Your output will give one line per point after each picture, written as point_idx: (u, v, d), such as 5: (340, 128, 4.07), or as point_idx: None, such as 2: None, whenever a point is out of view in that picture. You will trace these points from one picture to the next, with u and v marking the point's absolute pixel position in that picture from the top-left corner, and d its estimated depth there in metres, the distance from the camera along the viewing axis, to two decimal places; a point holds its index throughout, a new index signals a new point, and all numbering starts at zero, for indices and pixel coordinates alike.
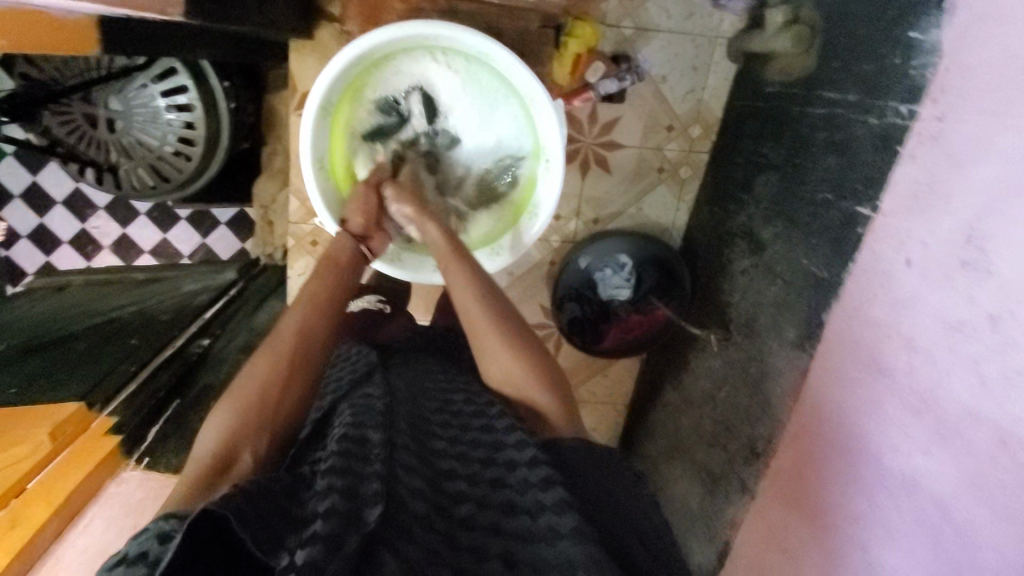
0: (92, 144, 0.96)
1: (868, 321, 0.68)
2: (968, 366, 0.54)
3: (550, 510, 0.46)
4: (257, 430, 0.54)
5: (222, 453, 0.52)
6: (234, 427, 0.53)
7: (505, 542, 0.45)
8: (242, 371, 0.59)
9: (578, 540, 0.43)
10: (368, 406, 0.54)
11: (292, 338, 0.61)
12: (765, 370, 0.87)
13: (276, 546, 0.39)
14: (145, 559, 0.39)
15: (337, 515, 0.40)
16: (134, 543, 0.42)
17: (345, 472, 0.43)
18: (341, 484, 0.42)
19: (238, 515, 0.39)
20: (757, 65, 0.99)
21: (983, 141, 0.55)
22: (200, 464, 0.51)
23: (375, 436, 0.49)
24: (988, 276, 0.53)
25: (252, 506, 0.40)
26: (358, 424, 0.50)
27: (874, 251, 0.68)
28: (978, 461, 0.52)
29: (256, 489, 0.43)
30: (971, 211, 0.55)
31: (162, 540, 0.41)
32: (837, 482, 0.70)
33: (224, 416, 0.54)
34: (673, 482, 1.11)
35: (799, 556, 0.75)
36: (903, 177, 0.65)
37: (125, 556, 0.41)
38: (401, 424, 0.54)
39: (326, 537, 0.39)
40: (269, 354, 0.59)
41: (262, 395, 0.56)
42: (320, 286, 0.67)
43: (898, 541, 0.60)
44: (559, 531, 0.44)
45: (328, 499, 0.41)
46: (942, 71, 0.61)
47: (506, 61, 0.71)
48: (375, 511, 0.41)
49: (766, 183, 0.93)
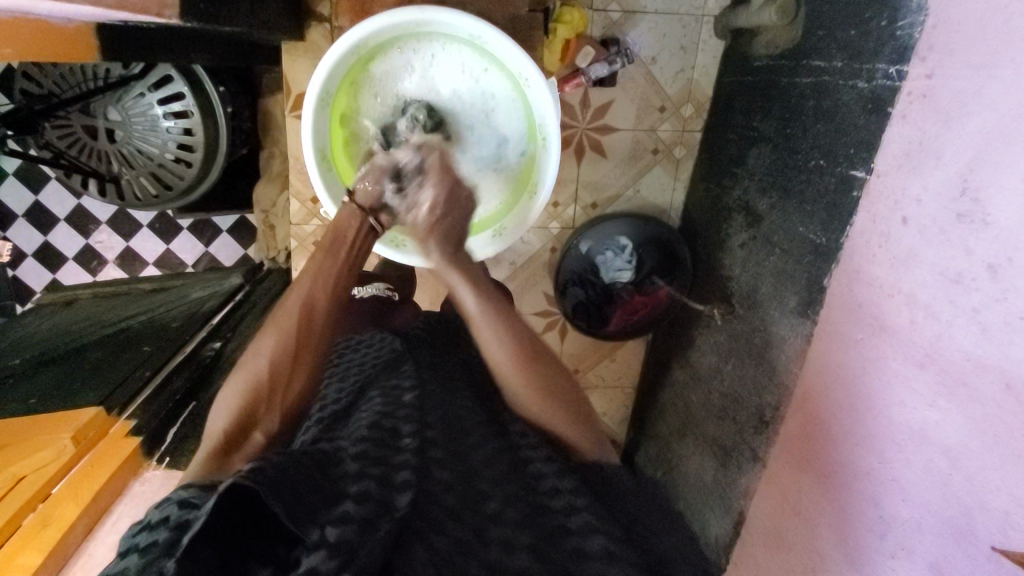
0: (93, 155, 0.98)
1: (867, 282, 0.69)
2: (969, 316, 0.55)
3: (576, 533, 0.46)
4: (269, 409, 0.56)
5: (234, 429, 0.54)
6: (246, 408, 0.55)
7: (533, 538, 0.45)
8: (252, 343, 0.60)
9: (611, 563, 0.44)
10: (396, 397, 0.55)
11: (298, 313, 0.60)
12: (769, 339, 0.88)
13: (308, 521, 0.40)
14: (166, 523, 0.40)
15: (371, 500, 0.42)
16: (156, 511, 0.43)
17: (377, 460, 0.46)
18: (373, 471, 0.44)
19: (271, 489, 0.40)
20: (745, 39, 1.00)
21: (972, 93, 0.56)
22: (214, 441, 0.53)
23: (408, 428, 0.50)
24: (984, 225, 0.53)
25: (281, 481, 0.41)
26: (389, 415, 0.52)
27: (870, 213, 0.69)
28: (984, 406, 0.53)
29: (280, 463, 0.43)
30: (963, 164, 0.56)
31: (182, 506, 0.42)
32: (847, 443, 0.71)
33: (237, 400, 0.55)
34: (686, 458, 1.12)
35: (814, 517, 0.77)
36: (896, 137, 0.65)
37: (148, 521, 0.42)
38: (431, 415, 0.54)
39: (359, 519, 0.40)
40: (278, 327, 0.59)
41: (271, 373, 0.57)
42: (325, 260, 0.67)
43: (909, 492, 0.62)
44: (611, 553, 0.44)
45: (361, 483, 0.43)
46: (929, 29, 0.61)
47: (498, 41, 0.72)
48: (404, 497, 0.43)
49: (759, 155, 0.94)
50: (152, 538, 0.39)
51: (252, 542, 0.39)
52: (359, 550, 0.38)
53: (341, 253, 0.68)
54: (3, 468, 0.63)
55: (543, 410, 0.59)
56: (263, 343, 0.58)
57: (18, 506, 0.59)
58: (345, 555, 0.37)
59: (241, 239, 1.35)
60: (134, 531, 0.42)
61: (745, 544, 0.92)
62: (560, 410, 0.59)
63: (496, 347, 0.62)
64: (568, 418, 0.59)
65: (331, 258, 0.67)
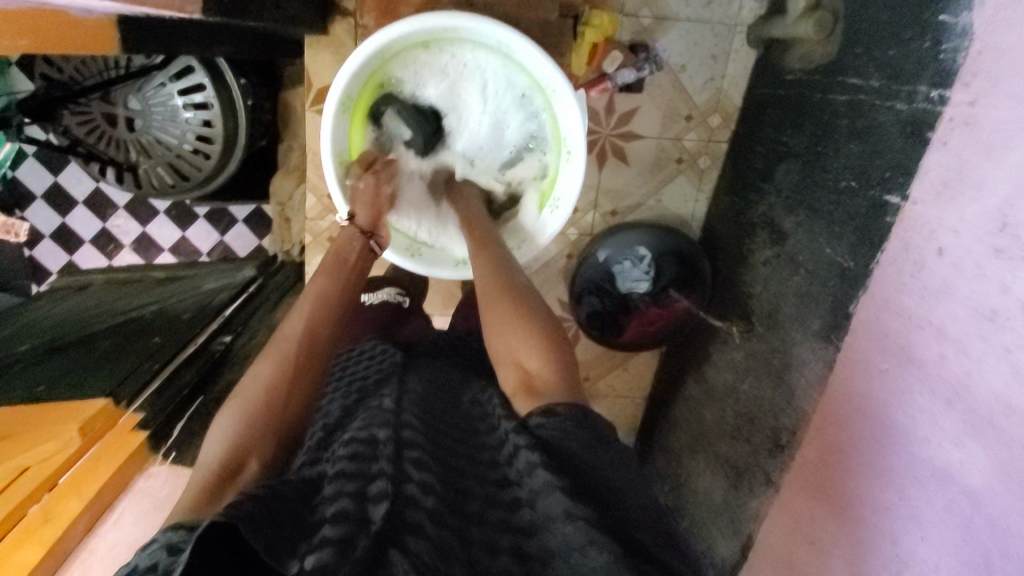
0: (112, 144, 0.97)
1: (896, 311, 0.67)
2: (1000, 355, 0.53)
3: (545, 492, 0.45)
4: (263, 436, 0.53)
5: (227, 462, 0.50)
6: (241, 434, 0.52)
7: (515, 537, 0.44)
8: (248, 370, 0.60)
9: (571, 521, 0.43)
10: (376, 407, 0.53)
11: (300, 335, 0.62)
12: (789, 363, 0.86)
13: (288, 554, 0.38)
14: (155, 570, 0.38)
15: (347, 520, 0.40)
16: (142, 556, 0.40)
17: (354, 475, 0.43)
18: (349, 488, 0.42)
19: (250, 523, 0.38)
20: (778, 50, 0.97)
21: (1016, 126, 0.53)
22: (204, 473, 0.49)
23: (385, 434, 0.48)
24: (1023, 264, 0.51)
25: (264, 510, 0.40)
26: (367, 426, 0.49)
27: (903, 240, 0.66)
28: (1012, 453, 0.51)
29: (269, 493, 0.42)
30: (1004, 197, 0.53)
31: (172, 551, 0.39)
32: (867, 475, 0.69)
33: (234, 428, 0.53)
34: (696, 475, 1.10)
35: (827, 549, 0.75)
36: (934, 163, 0.63)
37: (135, 567, 0.39)
38: (410, 416, 0.52)
39: (336, 541, 0.38)
40: (275, 352, 0.60)
41: (267, 403, 0.55)
42: (325, 281, 0.70)
43: (928, 532, 0.59)
44: (565, 513, 0.43)
45: (337, 504, 0.41)
46: (974, 55, 0.59)
47: (527, 51, 0.70)
48: (381, 508, 0.40)
49: (788, 171, 0.91)
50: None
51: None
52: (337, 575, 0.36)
53: (341, 276, 0.71)
54: (6, 458, 0.61)
55: (524, 346, 0.63)
56: (262, 371, 0.58)
57: (22, 496, 0.58)
58: None
59: (257, 230, 1.35)
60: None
61: (754, 567, 0.90)
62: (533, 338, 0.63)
63: (489, 281, 0.70)
64: (548, 353, 0.61)
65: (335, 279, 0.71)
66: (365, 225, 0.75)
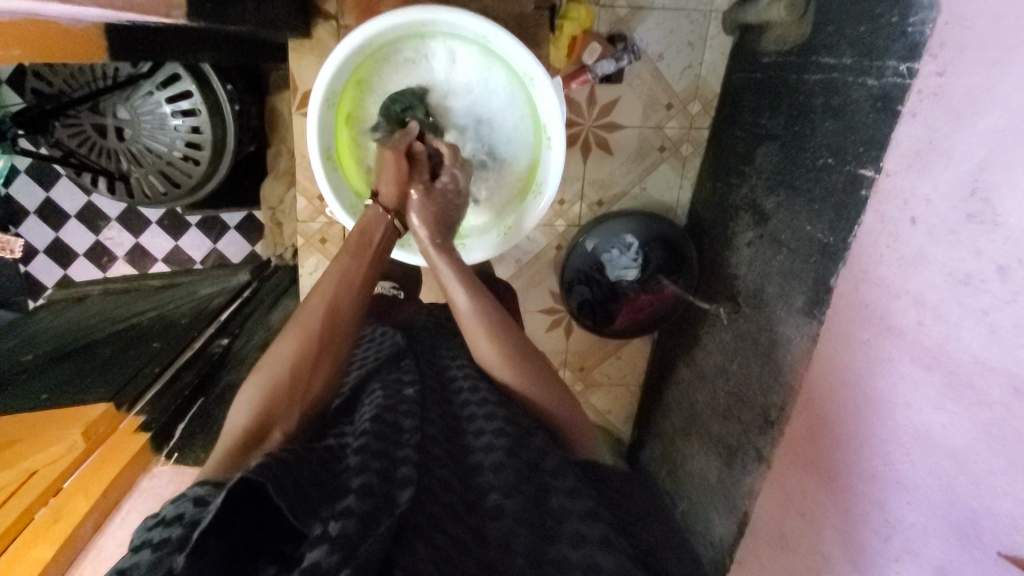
0: (104, 154, 0.99)
1: (875, 281, 0.68)
2: (977, 318, 0.54)
3: (576, 517, 0.45)
4: (288, 406, 0.55)
5: (254, 427, 0.53)
6: (266, 407, 0.55)
7: (532, 537, 0.43)
8: (273, 345, 0.61)
9: (607, 550, 0.42)
10: (397, 389, 0.56)
11: (324, 311, 0.63)
12: (775, 340, 0.88)
13: (311, 516, 0.40)
14: (181, 519, 0.41)
15: (372, 495, 0.41)
16: (171, 507, 0.43)
17: (379, 454, 0.45)
18: (375, 465, 0.44)
19: (275, 483, 0.39)
20: (753, 36, 0.99)
21: (985, 91, 0.55)
22: (230, 441, 0.53)
23: (409, 422, 0.50)
24: (994, 227, 0.53)
25: (287, 476, 0.41)
26: (391, 408, 0.51)
27: (879, 213, 0.68)
28: (991, 410, 0.53)
29: (291, 459, 0.44)
30: (973, 163, 0.56)
31: (197, 503, 0.42)
32: (852, 444, 0.71)
33: (256, 398, 0.55)
34: (691, 457, 1.12)
35: (819, 518, 0.76)
36: (905, 135, 0.65)
37: (162, 517, 0.42)
38: (432, 411, 0.55)
39: (360, 513, 0.39)
40: (301, 327, 0.61)
41: (293, 373, 0.57)
42: (354, 264, 0.69)
43: (913, 495, 0.62)
44: (584, 536, 0.43)
45: (362, 476, 0.42)
46: (941, 26, 0.60)
47: (506, 43, 0.72)
48: (405, 493, 0.42)
49: (767, 153, 0.93)
50: (167, 534, 0.40)
51: (258, 539, 0.39)
52: (360, 545, 0.38)
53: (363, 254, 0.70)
54: (16, 464, 0.64)
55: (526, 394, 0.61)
56: (287, 346, 0.59)
57: (31, 498, 0.60)
58: (347, 549, 0.37)
59: (249, 235, 1.36)
60: (148, 525, 0.42)
61: (750, 542, 0.92)
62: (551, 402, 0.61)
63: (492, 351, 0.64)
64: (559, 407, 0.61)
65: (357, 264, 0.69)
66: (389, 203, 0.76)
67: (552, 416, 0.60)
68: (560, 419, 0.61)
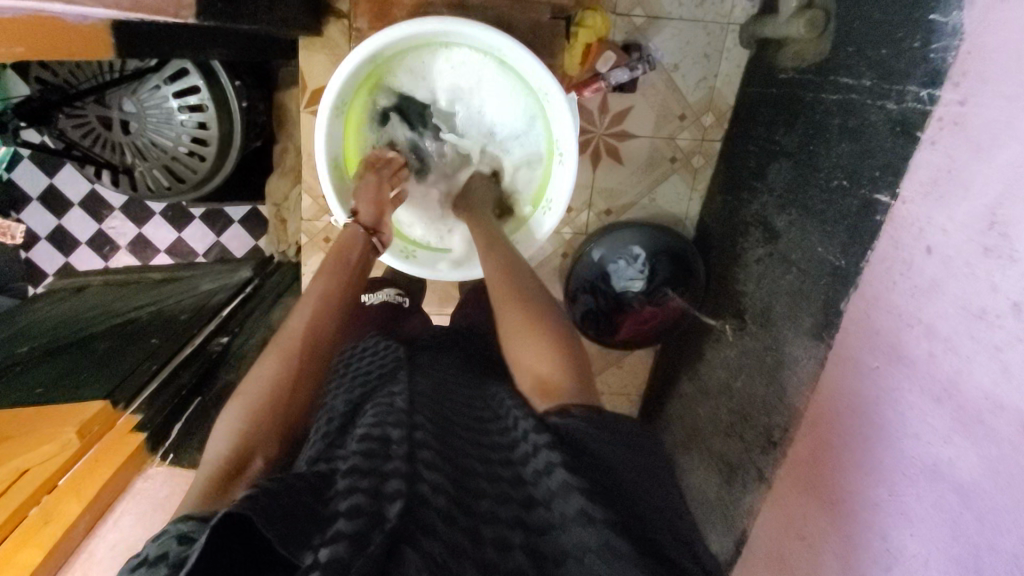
0: (107, 146, 0.98)
1: (888, 308, 0.67)
2: (990, 353, 0.53)
3: (559, 496, 0.45)
4: (270, 436, 0.55)
5: (233, 456, 0.51)
6: (250, 429, 0.54)
7: (527, 535, 0.44)
8: (251, 370, 0.60)
9: (589, 524, 0.42)
10: (388, 405, 0.53)
11: (302, 335, 0.62)
12: (781, 360, 0.87)
13: (301, 545, 0.38)
14: (165, 559, 0.39)
15: (362, 514, 0.39)
16: (155, 545, 0.42)
17: (367, 472, 0.43)
18: (363, 484, 0.42)
19: (262, 515, 0.38)
20: (770, 49, 0.97)
21: (1004, 125, 0.53)
22: (209, 472, 0.50)
23: (398, 432, 0.48)
24: (1011, 262, 0.52)
25: (276, 505, 0.40)
26: (380, 424, 0.50)
27: (894, 239, 0.67)
28: (1001, 449, 0.51)
29: (278, 487, 0.42)
30: (992, 197, 0.54)
31: (182, 541, 0.41)
32: (857, 471, 0.70)
33: (238, 427, 0.54)
34: (690, 472, 1.11)
35: (818, 544, 0.76)
36: (923, 163, 0.63)
37: (146, 557, 0.41)
38: (421, 415, 0.53)
39: (351, 535, 0.38)
40: (278, 353, 0.60)
41: (275, 395, 0.57)
42: (330, 280, 0.68)
43: (916, 526, 0.61)
44: (570, 519, 0.43)
45: (351, 498, 0.41)
46: (963, 54, 0.59)
47: (518, 55, 0.71)
48: (395, 506, 0.41)
49: (780, 171, 0.92)
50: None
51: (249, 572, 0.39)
52: (351, 566, 0.36)
53: (341, 270, 0.70)
54: (8, 458, 0.62)
55: (517, 334, 0.65)
56: (265, 370, 0.58)
57: (23, 498, 0.59)
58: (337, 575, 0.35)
59: (253, 230, 1.36)
60: (131, 567, 0.41)
61: (745, 562, 0.92)
62: (546, 344, 0.63)
63: (497, 279, 0.71)
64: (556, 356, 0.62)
65: (335, 279, 0.69)
66: (368, 223, 0.75)
67: (538, 366, 0.61)
68: (546, 367, 0.61)
